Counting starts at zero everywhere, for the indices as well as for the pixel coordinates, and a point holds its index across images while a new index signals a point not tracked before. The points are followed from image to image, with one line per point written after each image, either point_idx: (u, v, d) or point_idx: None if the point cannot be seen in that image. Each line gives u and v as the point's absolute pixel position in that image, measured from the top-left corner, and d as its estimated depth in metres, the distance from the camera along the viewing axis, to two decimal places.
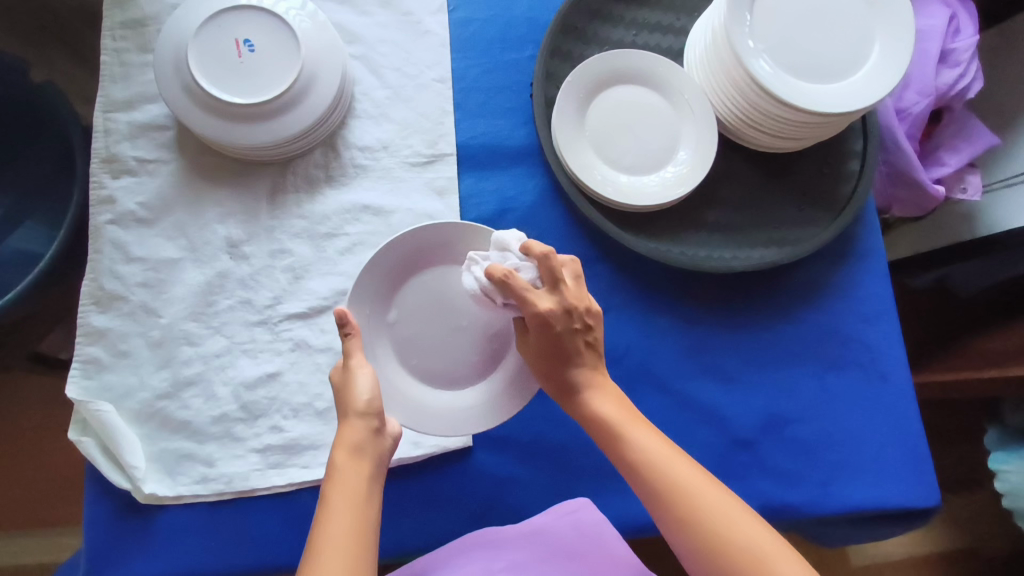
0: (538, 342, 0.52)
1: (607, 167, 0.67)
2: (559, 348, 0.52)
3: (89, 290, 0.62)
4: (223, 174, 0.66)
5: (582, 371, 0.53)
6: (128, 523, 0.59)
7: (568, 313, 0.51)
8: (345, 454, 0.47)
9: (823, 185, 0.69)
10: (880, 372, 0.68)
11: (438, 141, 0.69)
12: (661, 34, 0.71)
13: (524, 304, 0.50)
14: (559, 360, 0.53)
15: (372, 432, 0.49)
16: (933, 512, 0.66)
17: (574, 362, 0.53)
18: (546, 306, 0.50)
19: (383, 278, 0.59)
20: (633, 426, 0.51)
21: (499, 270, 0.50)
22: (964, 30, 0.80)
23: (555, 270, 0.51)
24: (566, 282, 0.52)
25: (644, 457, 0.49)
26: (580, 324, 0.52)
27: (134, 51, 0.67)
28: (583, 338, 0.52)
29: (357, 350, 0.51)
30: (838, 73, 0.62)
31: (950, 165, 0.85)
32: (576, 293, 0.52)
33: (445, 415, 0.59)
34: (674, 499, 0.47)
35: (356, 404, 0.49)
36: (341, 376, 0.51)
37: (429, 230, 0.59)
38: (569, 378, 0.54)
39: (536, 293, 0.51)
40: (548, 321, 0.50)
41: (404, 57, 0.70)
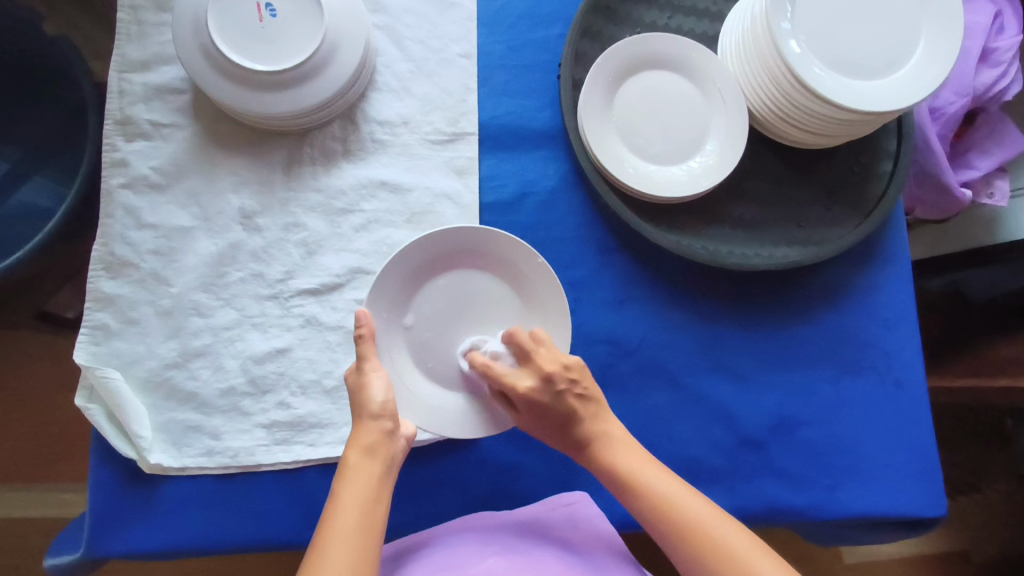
0: (534, 418, 0.53)
1: (634, 156, 0.65)
2: (551, 416, 0.52)
3: (100, 255, 0.61)
4: (239, 142, 0.64)
5: (589, 429, 0.52)
6: (132, 491, 0.59)
7: (546, 381, 0.51)
8: (358, 454, 0.48)
9: (854, 184, 0.67)
10: (896, 379, 0.67)
11: (461, 119, 0.67)
12: (696, 19, 0.68)
13: (505, 387, 0.51)
14: (560, 425, 0.52)
15: (385, 435, 0.49)
16: (938, 521, 0.65)
17: (575, 421, 0.52)
18: (525, 383, 0.51)
19: (400, 280, 0.59)
20: (641, 464, 0.52)
21: (478, 360, 0.53)
22: (1008, 29, 0.77)
23: (521, 344, 0.52)
24: (536, 351, 0.52)
25: (659, 497, 0.50)
26: (563, 384, 0.51)
27: (151, 9, 0.65)
28: (571, 396, 0.52)
29: (371, 353, 0.52)
30: (879, 68, 0.59)
31: (980, 169, 0.82)
32: (550, 356, 0.52)
33: (466, 418, 0.58)
34: (688, 537, 0.49)
35: (369, 406, 0.50)
36: (355, 380, 0.51)
37: (450, 233, 0.58)
38: (578, 440, 0.53)
39: (513, 374, 0.52)
40: (531, 395, 0.51)
41: (428, 29, 0.68)
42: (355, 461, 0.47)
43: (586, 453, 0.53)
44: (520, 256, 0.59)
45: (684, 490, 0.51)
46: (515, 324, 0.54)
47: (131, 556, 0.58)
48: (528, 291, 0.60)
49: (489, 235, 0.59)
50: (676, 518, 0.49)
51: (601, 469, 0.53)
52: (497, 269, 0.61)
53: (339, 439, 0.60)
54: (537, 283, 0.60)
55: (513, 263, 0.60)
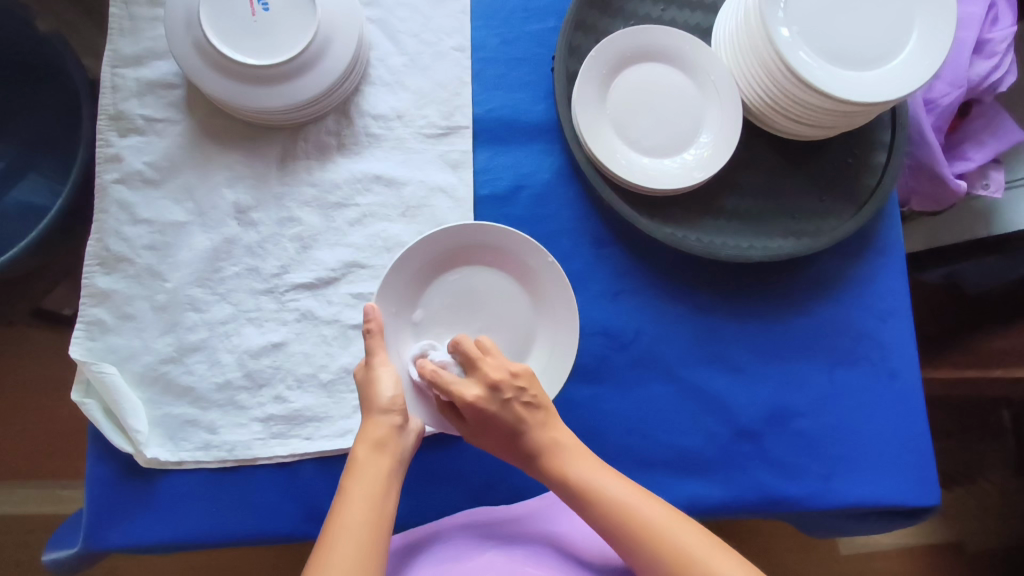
0: (480, 428, 0.52)
1: (628, 149, 0.65)
2: (498, 425, 0.51)
3: (94, 251, 0.61)
4: (233, 137, 0.64)
5: (539, 437, 0.52)
6: (129, 485, 0.59)
7: (493, 389, 0.51)
8: (367, 449, 0.48)
9: (847, 176, 0.67)
10: (890, 369, 0.67)
11: (455, 113, 0.67)
12: (690, 11, 0.68)
13: (451, 395, 0.51)
14: (507, 434, 0.52)
15: (394, 429, 0.50)
16: (932, 511, 0.65)
17: (522, 432, 0.52)
18: (472, 392, 0.50)
19: (410, 276, 0.59)
20: (596, 473, 0.51)
21: (428, 367, 0.52)
22: (1002, 20, 0.77)
23: (467, 353, 0.52)
24: (483, 360, 0.52)
25: (616, 505, 0.49)
26: (510, 392, 0.51)
27: (143, 4, 0.65)
28: (518, 404, 0.51)
29: (379, 348, 0.52)
30: (872, 60, 0.60)
31: (975, 160, 0.82)
32: (497, 365, 0.52)
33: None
34: (645, 541, 0.48)
35: (378, 400, 0.50)
36: (365, 374, 0.52)
37: (460, 229, 0.58)
38: (527, 450, 0.52)
39: (462, 382, 0.51)
40: (477, 404, 0.50)
41: (422, 23, 0.68)
42: (364, 454, 0.48)
43: (536, 461, 0.52)
44: (527, 253, 0.59)
45: (638, 495, 0.50)
46: (462, 332, 0.53)
47: (131, 549, 0.58)
48: (537, 289, 0.61)
49: (497, 231, 0.59)
50: (631, 521, 0.49)
51: (553, 478, 0.52)
52: (505, 264, 0.61)
53: (336, 432, 0.60)
54: (545, 279, 0.60)
55: (521, 260, 0.60)
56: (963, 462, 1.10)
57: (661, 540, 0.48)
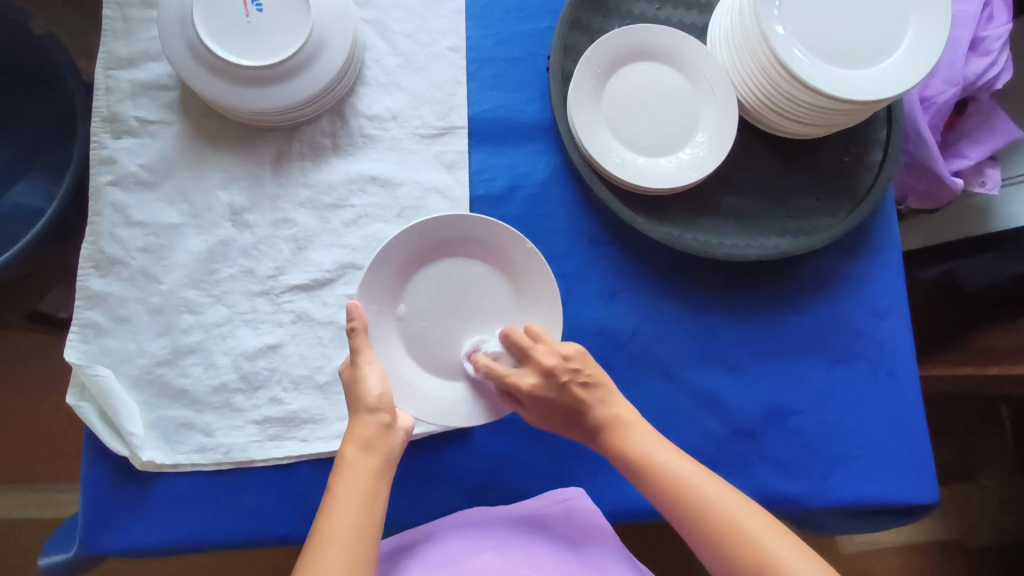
0: (544, 412, 0.55)
1: (623, 148, 0.64)
2: (561, 409, 0.54)
3: (89, 253, 0.61)
4: (227, 138, 0.64)
5: (599, 415, 0.53)
6: (125, 488, 0.59)
7: (548, 375, 0.53)
8: (355, 449, 0.48)
9: (842, 174, 0.67)
10: (888, 368, 0.67)
11: (450, 113, 0.66)
12: (685, 9, 0.68)
13: (510, 386, 0.54)
14: (570, 415, 0.54)
15: (382, 429, 0.49)
16: (932, 509, 0.65)
17: (582, 412, 0.54)
18: (527, 381, 0.53)
19: (393, 271, 0.58)
20: (653, 443, 0.52)
21: (482, 364, 0.56)
22: (998, 17, 0.77)
23: (519, 343, 0.55)
24: (534, 347, 0.54)
25: (674, 478, 0.50)
26: (564, 375, 0.53)
27: (137, 5, 0.65)
28: (574, 386, 0.53)
29: (365, 345, 0.52)
30: (868, 58, 0.59)
31: (971, 157, 0.82)
32: (549, 350, 0.54)
33: (460, 407, 0.58)
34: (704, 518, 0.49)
35: (366, 400, 0.49)
36: (351, 375, 0.51)
37: (442, 221, 0.58)
38: (589, 428, 0.54)
39: (517, 373, 0.54)
40: (536, 392, 0.53)
41: (417, 23, 0.68)
42: (352, 456, 0.47)
43: (599, 440, 0.54)
44: (510, 244, 0.59)
45: (693, 468, 0.51)
46: (513, 322, 0.56)
47: (127, 553, 0.58)
48: (519, 279, 0.60)
49: (477, 223, 0.59)
50: (689, 497, 0.49)
51: (615, 455, 0.53)
52: (489, 257, 0.61)
53: (332, 434, 0.60)
54: (530, 271, 0.60)
55: (505, 251, 0.60)
56: (962, 460, 1.10)
57: (714, 514, 0.48)
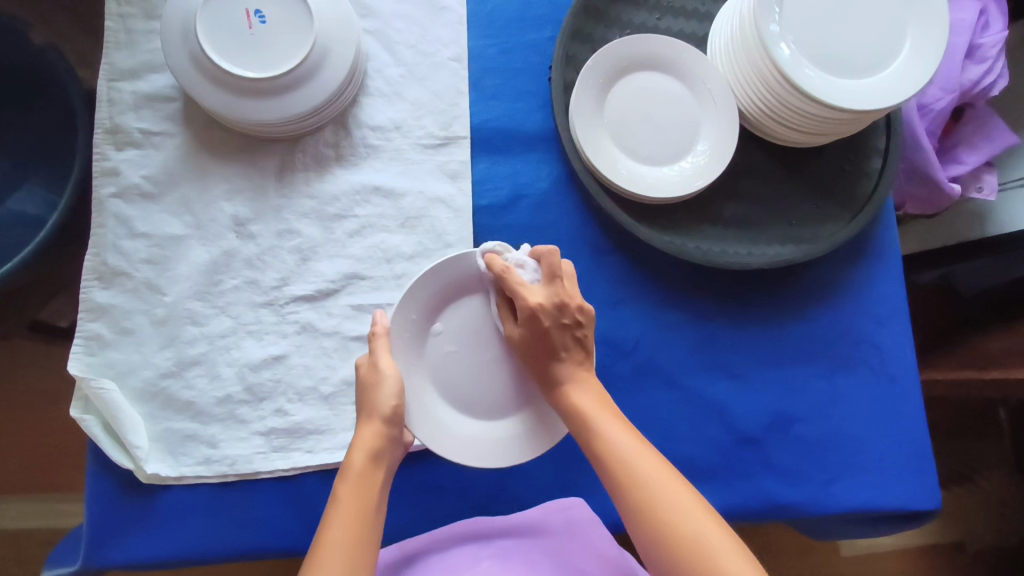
0: (523, 336, 0.53)
1: (625, 158, 0.65)
2: (543, 344, 0.53)
3: (92, 265, 0.61)
4: (230, 148, 0.64)
5: (569, 370, 0.53)
6: (130, 500, 0.59)
7: (557, 308, 0.52)
8: (363, 458, 0.48)
9: (843, 182, 0.68)
10: (890, 374, 0.67)
11: (453, 123, 0.67)
12: (685, 19, 0.69)
13: (517, 295, 0.52)
14: (543, 354, 0.53)
15: (389, 441, 0.50)
16: (931, 515, 0.66)
17: (558, 360, 0.53)
18: (537, 300, 0.52)
19: (438, 289, 0.56)
20: (614, 429, 0.49)
21: (497, 263, 0.54)
22: (994, 25, 0.78)
23: (552, 266, 0.53)
24: (563, 279, 0.54)
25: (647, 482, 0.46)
26: (569, 319, 0.52)
27: (140, 17, 0.65)
28: (571, 334, 0.53)
29: (382, 351, 0.53)
30: (868, 68, 0.60)
31: (968, 164, 0.83)
32: (570, 291, 0.54)
33: (483, 446, 0.57)
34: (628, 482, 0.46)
35: (380, 409, 0.50)
36: (369, 375, 0.52)
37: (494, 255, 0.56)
38: (551, 377, 0.53)
39: (530, 288, 0.53)
40: (536, 313, 0.52)
41: (419, 33, 0.68)
42: (361, 464, 0.48)
43: (554, 390, 0.53)
44: None
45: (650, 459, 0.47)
46: (554, 246, 0.54)
47: (132, 566, 0.58)
48: None
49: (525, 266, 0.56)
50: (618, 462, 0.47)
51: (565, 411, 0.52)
52: None
53: (337, 445, 0.60)
54: None
55: None
56: (962, 463, 1.11)
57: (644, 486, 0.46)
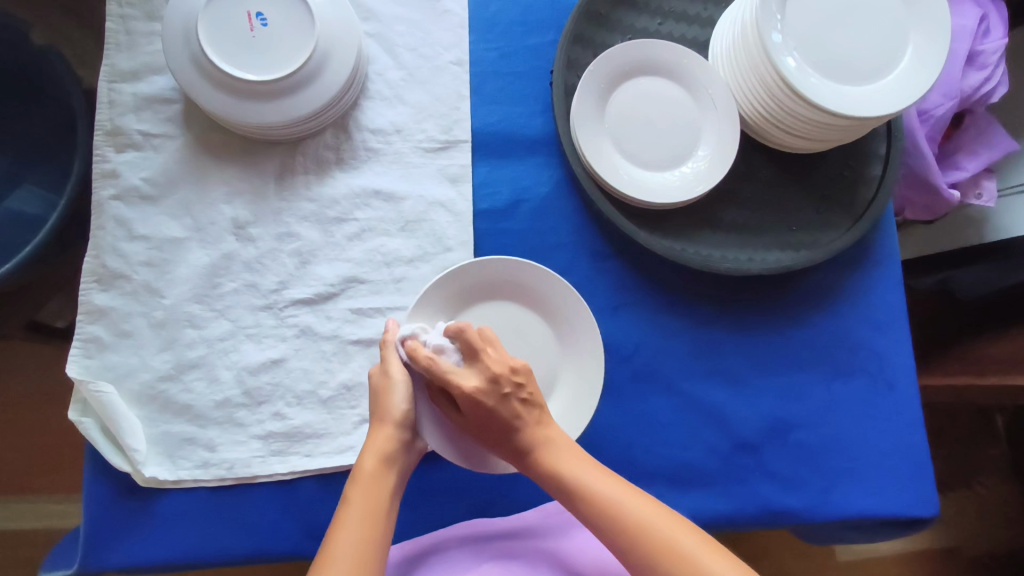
0: (474, 420, 0.49)
1: (627, 163, 0.65)
2: (493, 421, 0.49)
3: (91, 267, 0.61)
4: (230, 151, 0.64)
5: (530, 435, 0.49)
6: (128, 504, 0.59)
7: (493, 382, 0.48)
8: (373, 462, 0.48)
9: (843, 189, 0.68)
10: (887, 381, 0.67)
11: (454, 127, 0.67)
12: (687, 24, 0.69)
13: (449, 385, 0.48)
14: (501, 429, 0.49)
15: (401, 444, 0.50)
16: (929, 522, 0.65)
17: (515, 431, 0.49)
18: (471, 384, 0.47)
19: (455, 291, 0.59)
20: (581, 467, 0.48)
21: (421, 353, 0.49)
22: (994, 32, 0.78)
23: (470, 341, 0.49)
24: (487, 351, 0.49)
25: (608, 505, 0.47)
26: (508, 387, 0.48)
27: (141, 19, 0.65)
28: (517, 401, 0.48)
29: (394, 357, 0.52)
30: (868, 75, 0.60)
31: (967, 169, 0.83)
32: (499, 358, 0.49)
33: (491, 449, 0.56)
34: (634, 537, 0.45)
35: (392, 413, 0.50)
36: (380, 380, 0.52)
37: (513, 264, 0.59)
38: (517, 447, 0.49)
39: (459, 372, 0.48)
40: (475, 397, 0.47)
41: (420, 37, 0.68)
42: (372, 467, 0.48)
43: (525, 459, 0.49)
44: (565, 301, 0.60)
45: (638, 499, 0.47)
46: (468, 320, 0.50)
47: (129, 569, 0.58)
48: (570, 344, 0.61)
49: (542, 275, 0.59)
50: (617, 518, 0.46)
51: (542, 475, 0.49)
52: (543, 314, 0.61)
53: (336, 449, 0.59)
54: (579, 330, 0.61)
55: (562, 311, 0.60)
56: (958, 469, 1.11)
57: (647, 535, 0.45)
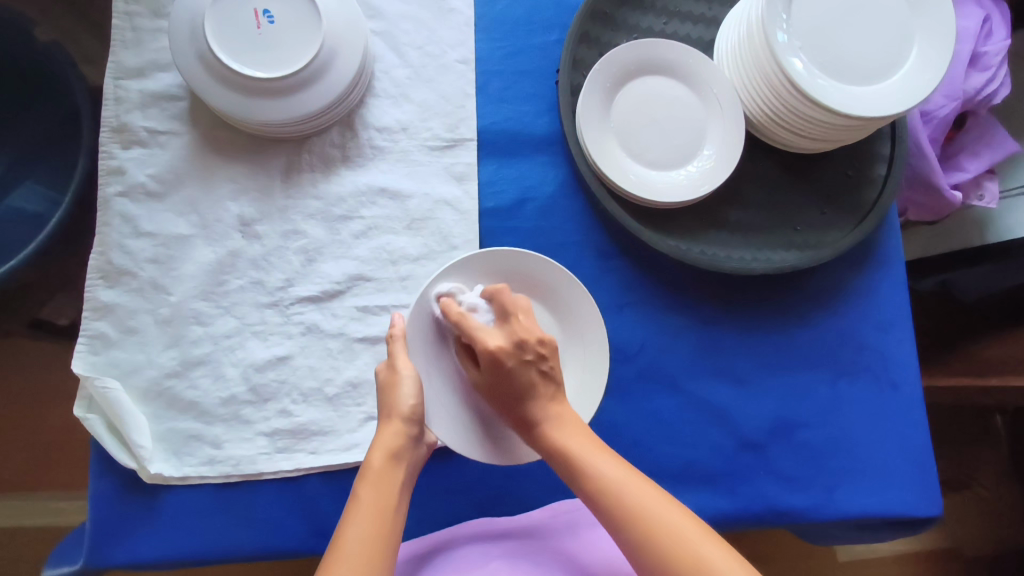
0: (491, 383, 0.50)
1: (632, 163, 0.65)
2: (510, 386, 0.49)
3: (97, 264, 0.61)
4: (236, 148, 0.64)
5: (543, 407, 0.49)
6: (133, 500, 0.59)
7: (516, 346, 0.49)
8: (381, 458, 0.48)
9: (848, 189, 0.68)
10: (892, 381, 0.67)
11: (460, 125, 0.67)
12: (692, 24, 0.69)
13: (474, 341, 0.50)
14: (515, 397, 0.49)
15: (408, 440, 0.50)
16: (932, 521, 0.66)
17: (531, 398, 0.49)
18: (494, 342, 0.49)
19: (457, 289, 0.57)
20: (588, 448, 0.47)
21: (453, 310, 0.52)
22: (996, 34, 0.78)
23: (504, 304, 0.51)
24: (517, 318, 0.51)
25: (605, 485, 0.45)
26: (530, 354, 0.49)
27: (147, 16, 0.65)
28: (535, 370, 0.49)
29: (401, 353, 0.53)
30: (874, 75, 0.60)
31: (970, 171, 0.83)
32: (528, 326, 0.50)
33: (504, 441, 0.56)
34: (631, 520, 0.44)
35: (398, 408, 0.50)
36: (386, 377, 0.52)
37: (515, 259, 0.58)
38: (528, 417, 0.50)
39: (485, 331, 0.50)
40: (496, 355, 0.49)
41: (426, 35, 0.68)
42: (380, 463, 0.48)
43: (535, 431, 0.50)
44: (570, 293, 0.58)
45: (639, 481, 0.46)
46: (506, 285, 0.53)
47: (135, 566, 0.58)
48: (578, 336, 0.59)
49: (547, 267, 0.58)
50: (616, 500, 0.45)
51: (550, 450, 0.49)
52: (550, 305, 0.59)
53: (342, 446, 0.59)
54: (586, 323, 0.59)
55: (569, 302, 0.59)
56: (959, 469, 1.11)
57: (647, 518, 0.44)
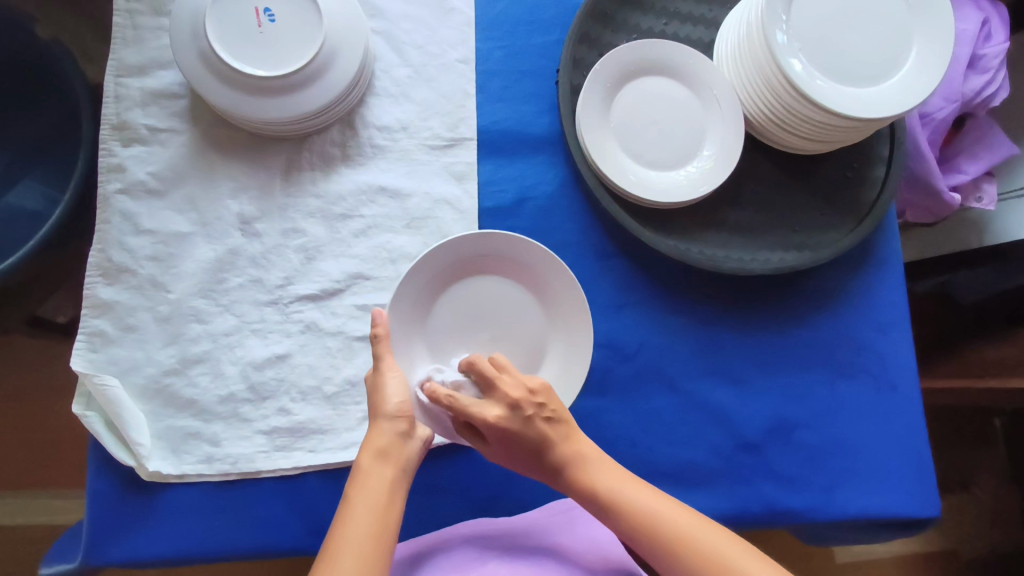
0: (505, 448, 0.50)
1: (632, 163, 0.65)
2: (523, 445, 0.49)
3: (97, 261, 0.61)
4: (237, 146, 0.64)
5: (563, 452, 0.49)
6: (132, 498, 0.59)
7: (513, 407, 0.48)
8: (371, 458, 0.48)
9: (846, 190, 0.68)
10: (890, 382, 0.68)
11: (460, 125, 0.67)
12: (692, 25, 0.69)
13: (472, 420, 0.48)
14: (533, 453, 0.50)
15: (398, 437, 0.49)
16: (931, 522, 0.66)
17: (547, 449, 0.49)
18: (493, 414, 0.48)
19: (432, 277, 0.60)
20: (621, 484, 0.49)
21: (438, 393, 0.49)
22: (995, 36, 0.78)
23: (483, 373, 0.50)
24: (499, 379, 0.50)
25: (644, 517, 0.47)
26: (530, 409, 0.48)
27: (148, 14, 0.65)
28: (541, 420, 0.49)
29: (387, 352, 0.52)
30: (872, 77, 0.60)
31: (968, 173, 0.83)
32: (514, 382, 0.49)
33: None
34: (679, 548, 0.46)
35: (385, 407, 0.49)
36: (372, 380, 0.51)
37: (488, 238, 0.59)
38: (552, 466, 0.50)
39: (479, 405, 0.49)
40: (500, 425, 0.48)
41: (427, 35, 0.68)
42: (368, 463, 0.47)
43: (561, 479, 0.50)
44: (548, 267, 0.59)
45: (675, 508, 0.48)
46: (474, 353, 0.51)
47: (133, 564, 0.58)
48: (558, 312, 0.61)
49: (522, 245, 0.59)
50: (658, 531, 0.47)
51: (581, 494, 0.50)
52: (528, 280, 0.61)
53: (340, 445, 0.59)
54: (567, 297, 0.60)
55: (546, 277, 0.60)
56: (956, 472, 1.11)
57: (691, 544, 0.46)
